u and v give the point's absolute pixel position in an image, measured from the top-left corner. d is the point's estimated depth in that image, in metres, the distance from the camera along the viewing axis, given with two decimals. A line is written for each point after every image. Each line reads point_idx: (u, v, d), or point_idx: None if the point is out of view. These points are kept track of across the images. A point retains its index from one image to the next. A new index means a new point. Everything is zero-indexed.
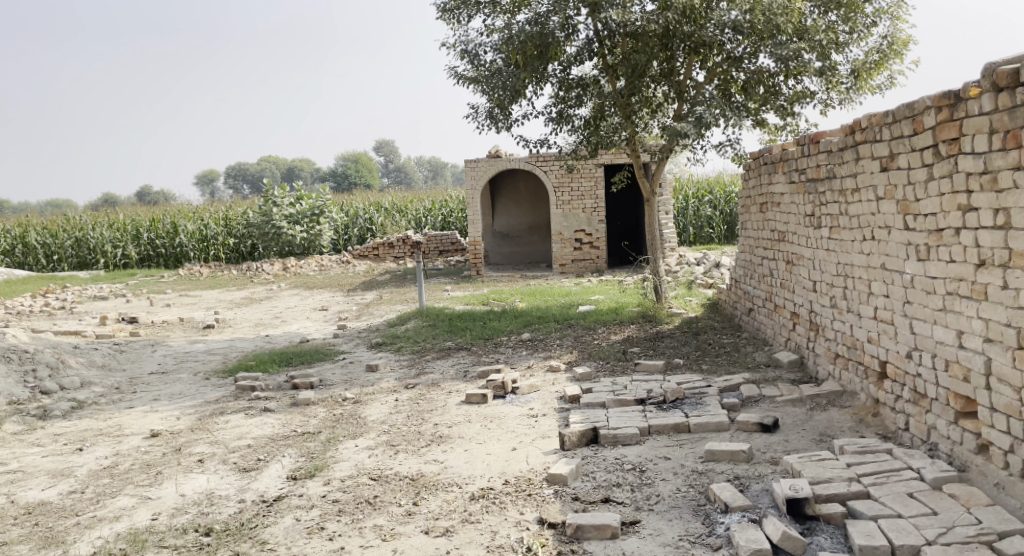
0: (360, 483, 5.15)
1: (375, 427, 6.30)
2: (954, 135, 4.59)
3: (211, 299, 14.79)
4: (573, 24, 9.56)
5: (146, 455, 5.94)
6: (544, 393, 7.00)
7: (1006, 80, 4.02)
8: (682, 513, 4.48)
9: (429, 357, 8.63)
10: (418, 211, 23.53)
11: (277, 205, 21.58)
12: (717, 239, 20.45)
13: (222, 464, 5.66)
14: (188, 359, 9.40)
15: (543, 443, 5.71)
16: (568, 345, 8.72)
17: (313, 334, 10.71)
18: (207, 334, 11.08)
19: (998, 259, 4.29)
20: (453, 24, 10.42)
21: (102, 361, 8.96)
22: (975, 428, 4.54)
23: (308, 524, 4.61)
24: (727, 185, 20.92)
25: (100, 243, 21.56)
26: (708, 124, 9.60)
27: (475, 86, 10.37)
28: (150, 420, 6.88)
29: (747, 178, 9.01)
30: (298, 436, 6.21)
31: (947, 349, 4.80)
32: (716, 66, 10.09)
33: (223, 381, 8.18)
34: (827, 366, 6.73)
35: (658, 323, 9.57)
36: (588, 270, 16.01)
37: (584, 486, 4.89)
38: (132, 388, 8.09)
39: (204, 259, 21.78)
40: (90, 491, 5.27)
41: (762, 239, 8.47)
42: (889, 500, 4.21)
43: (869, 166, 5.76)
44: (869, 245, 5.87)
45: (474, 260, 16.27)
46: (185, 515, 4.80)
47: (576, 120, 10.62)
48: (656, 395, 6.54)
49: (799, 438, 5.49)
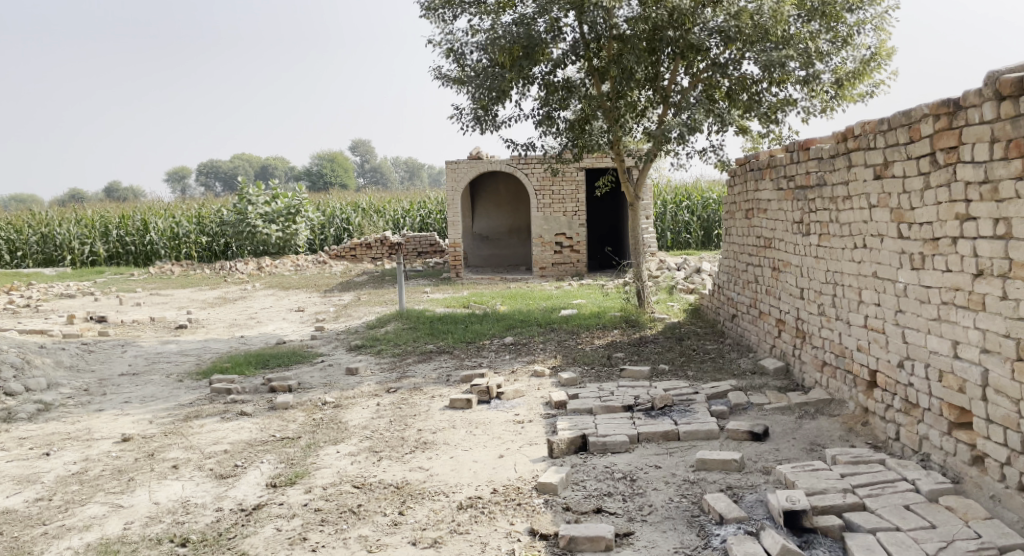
0: (343, 491, 4.98)
1: (357, 433, 6.13)
2: (953, 144, 4.57)
3: (183, 299, 14.46)
4: (559, 25, 9.46)
5: (117, 460, 5.70)
6: (529, 398, 6.86)
7: (1010, 89, 4.01)
8: (676, 525, 4.38)
9: (410, 361, 8.46)
10: (396, 212, 23.27)
11: (252, 203, 21.24)
12: (694, 245, 20.53)
13: (197, 470, 5.45)
14: (160, 359, 9.13)
15: (530, 450, 5.58)
16: (551, 350, 8.60)
17: (289, 336, 10.49)
18: (179, 334, 10.79)
19: (997, 269, 4.26)
20: (437, 23, 10.26)
21: (69, 362, 8.67)
22: (969, 439, 4.51)
23: (290, 533, 4.43)
24: (704, 191, 20.95)
25: (67, 240, 21.05)
26: (693, 129, 9.55)
27: (460, 87, 10.22)
28: (121, 424, 6.63)
29: (732, 184, 8.98)
30: (276, 441, 6.01)
31: (941, 359, 4.76)
32: (700, 71, 10.01)
33: (197, 384, 7.93)
34: (814, 374, 6.69)
35: (641, 328, 9.50)
36: (568, 274, 15.93)
37: (575, 495, 4.78)
38: (101, 390, 7.82)
39: (176, 257, 21.31)
40: (58, 499, 5.04)
41: (746, 245, 8.44)
42: (886, 512, 4.16)
43: (861, 174, 5.73)
44: (860, 253, 5.84)
45: (453, 261, 16.10)
46: (159, 525, 4.60)
47: (561, 123, 10.53)
48: (643, 401, 6.44)
49: (790, 447, 5.43)
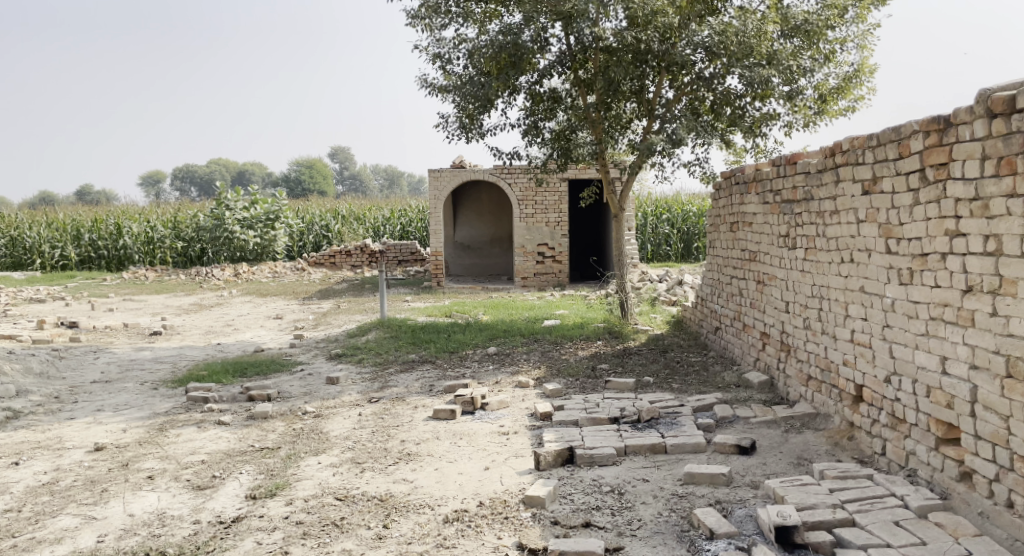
0: (325, 503, 4.86)
1: (338, 444, 6.01)
2: (943, 160, 4.59)
3: (158, 304, 14.22)
4: (546, 35, 9.41)
5: (90, 470, 5.53)
6: (514, 409, 6.79)
7: (1002, 106, 4.04)
8: (666, 540, 4.32)
9: (392, 370, 8.34)
10: (377, 220, 23.11)
11: (230, 209, 20.92)
12: (674, 257, 20.64)
13: (174, 481, 5.29)
14: (134, 367, 8.92)
15: (516, 462, 5.50)
16: (535, 360, 8.54)
17: (268, 343, 10.33)
18: (154, 341, 10.57)
19: (987, 286, 4.27)
20: (423, 31, 10.23)
21: (40, 368, 8.43)
22: (957, 455, 4.51)
23: (271, 547, 4.31)
24: (684, 203, 21.09)
25: (37, 243, 20.65)
26: (678, 142, 9.54)
27: (446, 95, 10.15)
28: (94, 432, 6.44)
29: (716, 197, 9.01)
30: (256, 452, 5.87)
31: (929, 375, 4.75)
32: (685, 85, 9.97)
33: (173, 391, 7.76)
34: (798, 388, 6.68)
35: (624, 339, 9.48)
36: (550, 284, 15.88)
37: (563, 509, 4.70)
38: (73, 397, 7.62)
39: (150, 262, 20.88)
40: (27, 510, 4.86)
41: (731, 258, 8.45)
42: (877, 529, 4.14)
43: (849, 189, 5.76)
44: (847, 268, 5.85)
45: (434, 270, 15.97)
46: (134, 538, 4.44)
47: (545, 134, 10.51)
48: (629, 413, 6.39)
49: (777, 461, 5.40)
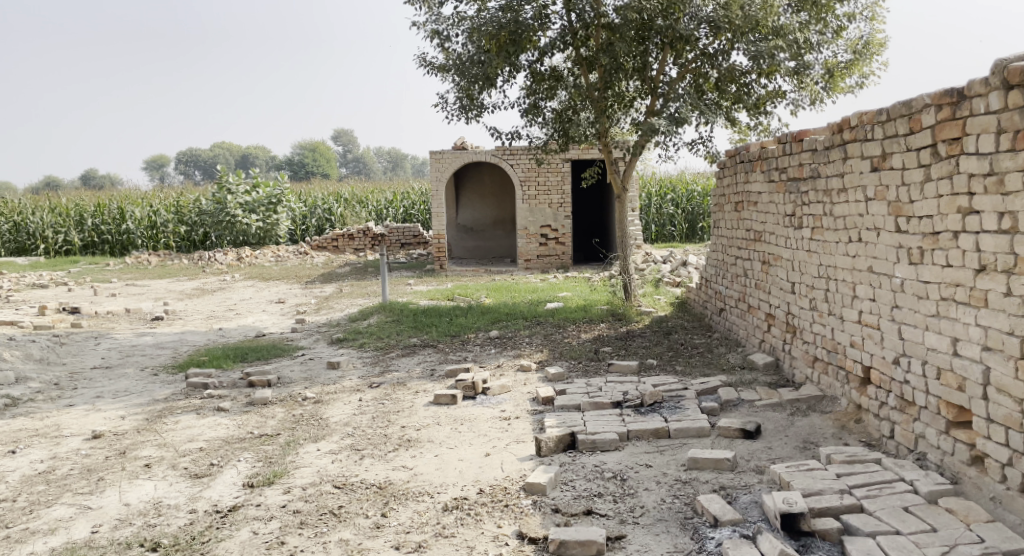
0: (323, 492, 4.79)
1: (338, 430, 5.94)
2: (956, 134, 4.43)
3: (160, 290, 14.16)
4: (547, 12, 9.22)
5: (87, 459, 5.47)
6: (515, 394, 6.70)
7: (1018, 77, 3.87)
8: (669, 527, 4.23)
9: (393, 355, 8.26)
10: (379, 203, 23.00)
11: (232, 192, 20.81)
12: (678, 238, 20.47)
13: (171, 469, 5.23)
14: (135, 352, 8.86)
15: (517, 448, 5.41)
16: (537, 344, 8.44)
17: (269, 328, 10.27)
18: (155, 326, 10.51)
19: (1001, 265, 4.13)
20: (421, 8, 10.04)
21: (40, 354, 8.40)
22: (968, 438, 4.39)
23: (267, 537, 4.24)
24: (689, 182, 20.90)
25: (40, 228, 20.48)
26: (681, 121, 9.34)
27: (445, 74, 9.98)
28: (92, 420, 6.38)
29: (721, 176, 8.85)
30: (254, 439, 5.81)
31: (939, 357, 4.63)
32: (689, 61, 9.75)
33: (173, 378, 7.70)
34: (804, 370, 6.57)
35: (627, 321, 9.36)
36: (553, 266, 15.77)
37: (564, 496, 4.62)
38: (72, 384, 7.57)
39: (153, 247, 20.85)
40: (22, 500, 4.81)
41: (736, 238, 8.30)
42: (886, 515, 4.04)
43: (858, 166, 5.60)
44: (855, 247, 5.72)
45: (437, 252, 15.85)
46: (129, 528, 4.38)
47: (547, 113, 10.32)
48: (632, 398, 6.30)
49: (783, 445, 5.30)
